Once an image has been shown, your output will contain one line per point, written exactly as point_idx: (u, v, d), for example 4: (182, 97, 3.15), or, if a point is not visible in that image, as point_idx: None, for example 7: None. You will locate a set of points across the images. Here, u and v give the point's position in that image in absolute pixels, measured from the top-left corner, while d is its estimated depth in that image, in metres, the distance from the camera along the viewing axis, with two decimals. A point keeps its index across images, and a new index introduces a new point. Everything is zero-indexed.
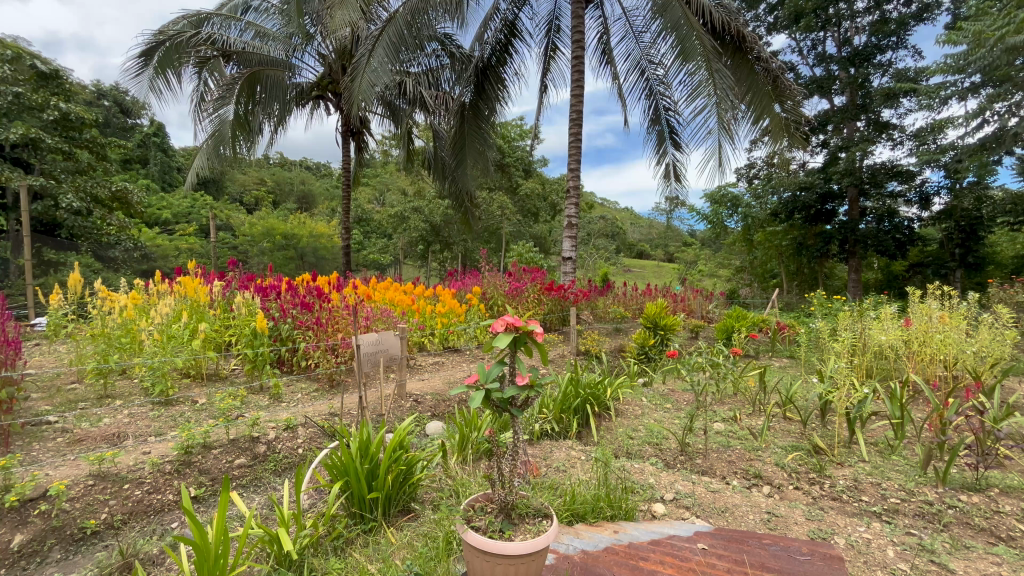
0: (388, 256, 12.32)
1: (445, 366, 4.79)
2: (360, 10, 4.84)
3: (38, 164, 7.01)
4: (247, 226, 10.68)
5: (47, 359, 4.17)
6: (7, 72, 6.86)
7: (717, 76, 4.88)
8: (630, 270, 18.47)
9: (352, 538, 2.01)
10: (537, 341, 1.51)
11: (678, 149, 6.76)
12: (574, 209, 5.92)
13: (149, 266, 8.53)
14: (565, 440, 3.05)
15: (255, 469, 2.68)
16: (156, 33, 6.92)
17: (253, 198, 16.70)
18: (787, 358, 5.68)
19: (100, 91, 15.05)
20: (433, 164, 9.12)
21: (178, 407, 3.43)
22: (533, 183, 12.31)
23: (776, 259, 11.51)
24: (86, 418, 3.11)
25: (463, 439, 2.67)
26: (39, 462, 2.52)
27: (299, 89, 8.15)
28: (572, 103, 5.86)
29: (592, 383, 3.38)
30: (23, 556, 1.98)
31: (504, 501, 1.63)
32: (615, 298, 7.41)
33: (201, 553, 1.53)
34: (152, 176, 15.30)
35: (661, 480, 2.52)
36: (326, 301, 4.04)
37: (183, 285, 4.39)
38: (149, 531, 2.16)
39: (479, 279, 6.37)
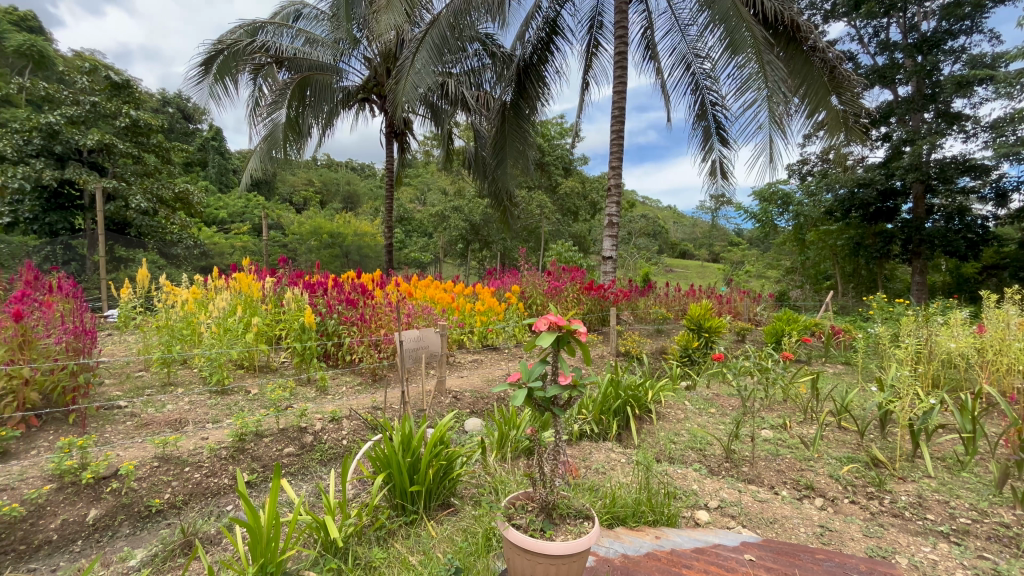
0: (428, 255, 12.53)
1: (484, 364, 4.85)
2: (405, 14, 4.94)
3: (111, 167, 7.56)
4: (296, 225, 11.14)
5: (118, 348, 4.52)
6: (84, 84, 7.47)
7: (769, 68, 4.67)
8: (672, 270, 18.03)
9: (394, 529, 2.05)
10: (581, 340, 1.49)
11: (725, 145, 6.55)
12: (615, 208, 5.82)
13: (208, 263, 9.04)
14: (605, 442, 3.01)
15: (303, 459, 2.80)
16: (215, 43, 7.28)
17: (303, 198, 17.45)
18: (843, 364, 5.39)
19: (165, 99, 16.15)
20: (473, 163, 9.21)
21: (232, 396, 3.62)
22: (573, 181, 12.22)
23: (830, 260, 10.94)
24: (152, 404, 3.35)
25: (502, 438, 2.68)
26: (111, 443, 2.72)
27: (346, 92, 8.41)
28: (614, 100, 5.77)
29: (633, 385, 3.32)
30: (97, 530, 2.15)
31: (545, 500, 1.63)
32: (657, 299, 7.28)
33: (254, 536, 1.62)
34: (210, 178, 16.23)
35: (705, 487, 2.44)
36: (370, 297, 4.15)
37: (238, 280, 4.62)
38: (207, 513, 2.32)
39: (518, 278, 6.39)
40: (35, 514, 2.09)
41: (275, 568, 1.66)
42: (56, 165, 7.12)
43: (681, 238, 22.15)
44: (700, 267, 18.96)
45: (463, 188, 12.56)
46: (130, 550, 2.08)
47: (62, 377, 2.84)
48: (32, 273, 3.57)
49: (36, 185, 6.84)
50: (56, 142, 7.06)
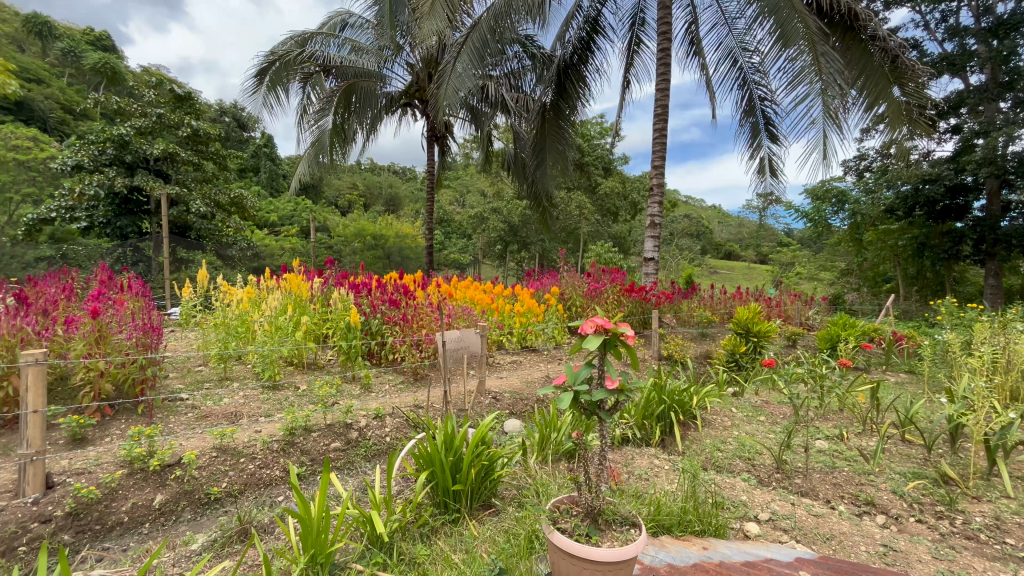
0: (467, 256, 12.65)
1: (523, 365, 4.85)
2: (448, 19, 5.01)
3: (175, 174, 8.07)
4: (341, 227, 11.52)
5: (180, 344, 4.81)
6: (151, 97, 8.03)
7: (824, 61, 4.44)
8: (716, 271, 17.47)
9: (437, 527, 2.08)
10: (628, 343, 1.46)
11: (774, 142, 6.28)
12: (658, 208, 5.68)
13: (260, 263, 9.49)
14: (647, 448, 2.94)
15: (349, 454, 2.90)
16: (268, 54, 7.64)
17: (347, 202, 18.06)
18: (906, 373, 5.05)
19: (222, 109, 17.13)
20: (513, 165, 9.24)
21: (283, 392, 3.79)
22: (613, 181, 12.07)
23: (890, 261, 10.29)
24: (210, 397, 3.55)
25: (543, 440, 2.66)
26: (175, 433, 2.90)
27: (389, 97, 8.64)
28: (657, 97, 5.64)
29: (677, 390, 3.23)
30: (163, 513, 2.29)
31: (591, 506, 1.61)
32: (701, 301, 7.07)
33: (305, 526, 1.68)
34: (261, 183, 17.05)
35: (755, 498, 2.35)
36: (412, 298, 4.24)
37: (289, 281, 4.83)
38: (260, 503, 2.43)
39: (557, 279, 6.39)
40: (109, 497, 2.24)
41: (324, 559, 1.72)
42: (126, 172, 7.67)
43: (726, 239, 21.47)
44: (746, 269, 18.30)
45: (502, 189, 12.66)
46: (192, 534, 2.22)
47: (132, 370, 3.04)
48: (105, 273, 3.84)
49: (109, 192, 7.38)
50: (126, 151, 7.60)
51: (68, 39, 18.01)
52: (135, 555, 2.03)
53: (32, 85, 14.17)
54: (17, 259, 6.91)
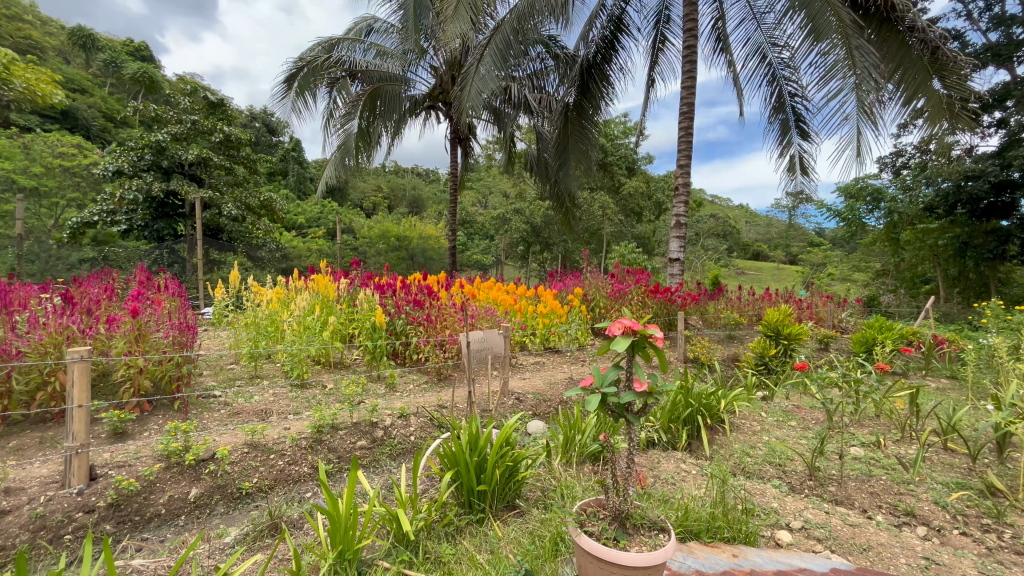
0: (490, 257, 12.69)
1: (546, 366, 4.83)
2: (471, 22, 5.04)
3: (208, 178, 8.35)
4: (367, 229, 11.71)
5: (213, 342, 4.97)
6: (187, 104, 8.34)
7: (858, 54, 4.28)
8: (744, 272, 17.10)
9: (462, 526, 2.09)
10: (656, 345, 1.43)
11: (805, 139, 6.11)
12: (683, 207, 5.58)
13: (288, 264, 9.72)
14: (674, 452, 2.89)
15: (374, 453, 2.93)
16: (297, 60, 7.83)
17: (372, 204, 18.37)
18: (948, 379, 4.83)
19: (252, 115, 17.67)
20: (535, 166, 9.22)
21: (311, 390, 3.88)
22: (638, 181, 11.93)
23: (930, 262, 9.87)
24: (242, 395, 3.65)
25: (567, 442, 2.65)
26: (209, 429, 2.99)
27: (413, 100, 8.75)
28: (683, 95, 5.56)
29: (705, 394, 3.18)
30: (197, 507, 2.37)
31: (618, 509, 1.59)
32: (728, 303, 6.93)
33: (334, 522, 1.71)
34: (289, 186, 17.50)
35: (786, 505, 2.28)
36: (436, 298, 4.28)
37: (316, 282, 4.93)
38: (290, 498, 2.48)
39: (580, 279, 6.35)
40: (148, 489, 2.33)
41: (352, 556, 1.75)
42: (163, 177, 7.96)
43: (755, 239, 21.01)
44: (775, 269, 17.85)
45: (524, 190, 12.67)
46: (226, 527, 2.29)
47: (169, 368, 3.16)
48: (143, 274, 4.00)
49: (147, 196, 7.68)
50: (163, 156, 7.90)
51: (109, 50, 18.85)
52: (172, 546, 2.10)
53: (76, 94, 14.89)
54: (60, 260, 6.93)
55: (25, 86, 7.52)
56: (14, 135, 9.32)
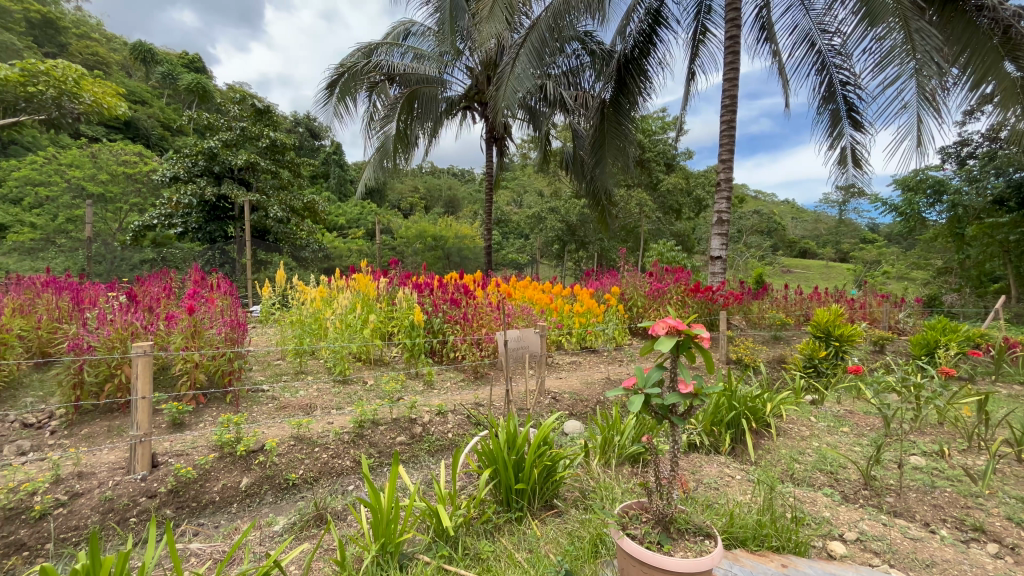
0: (525, 256, 12.68)
1: (583, 366, 4.79)
2: (507, 21, 5.04)
3: (256, 182, 8.73)
4: (404, 229, 11.96)
5: (261, 339, 5.20)
6: (236, 112, 8.77)
7: (919, 37, 4.01)
8: (790, 270, 16.43)
9: (500, 524, 2.09)
10: (702, 346, 1.39)
11: (858, 129, 5.79)
12: (725, 203, 5.40)
13: (330, 264, 10.05)
14: (716, 456, 2.80)
15: (413, 448, 2.99)
16: (338, 66, 8.07)
17: (410, 204, 18.77)
18: (1021, 385, 4.47)
19: (296, 121, 18.40)
20: (571, 164, 9.14)
21: (352, 386, 3.99)
22: (676, 177, 11.65)
23: (999, 258, 9.14)
24: (288, 389, 3.80)
25: (605, 443, 2.61)
26: (258, 421, 3.13)
27: (449, 101, 8.86)
28: (725, 88, 5.37)
29: (749, 397, 3.07)
30: (248, 495, 2.49)
31: (662, 513, 1.57)
32: (773, 302, 6.69)
33: (377, 514, 1.76)
34: (331, 189, 18.10)
35: (839, 516, 2.17)
36: (472, 297, 4.32)
37: (357, 281, 5.06)
38: (333, 490, 2.58)
39: (617, 278, 6.25)
40: (203, 477, 2.46)
41: (394, 549, 1.80)
42: (215, 182, 8.39)
43: (801, 236, 20.19)
44: (824, 267, 17.07)
45: (559, 189, 12.60)
46: (275, 515, 2.39)
47: (222, 362, 3.33)
48: (197, 273, 4.21)
49: (200, 200, 8.12)
50: (215, 162, 8.33)
51: (167, 62, 19.96)
52: (226, 532, 2.22)
53: (137, 105, 15.90)
54: (124, 261, 7.38)
55: (94, 100, 8.10)
56: (85, 145, 10.07)
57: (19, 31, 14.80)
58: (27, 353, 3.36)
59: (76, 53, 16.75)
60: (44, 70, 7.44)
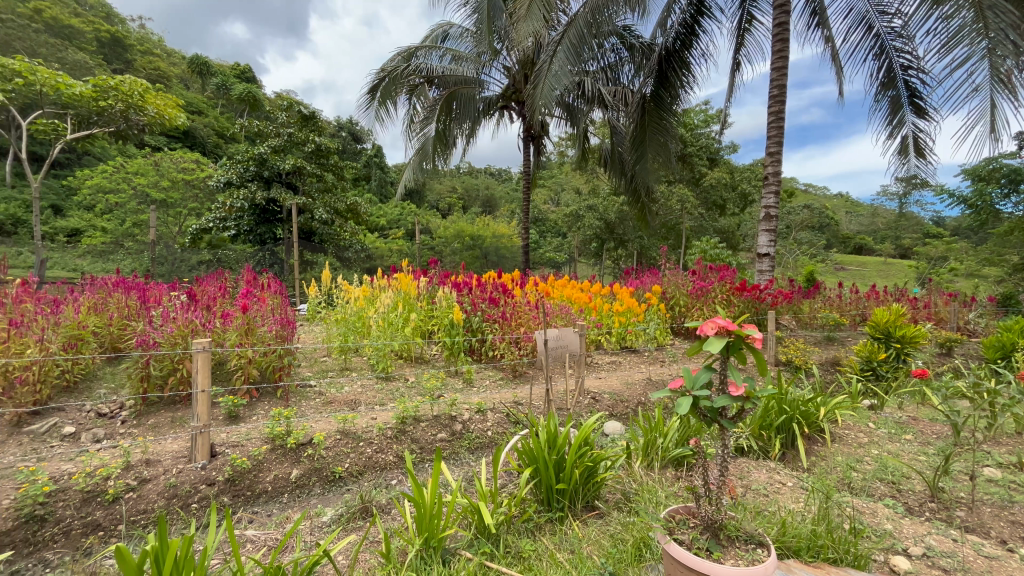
0: (563, 254, 12.60)
1: (623, 366, 4.72)
2: (545, 19, 5.02)
3: (302, 186, 9.09)
4: (443, 229, 12.15)
5: (309, 336, 5.42)
6: (284, 119, 9.16)
7: (992, 14, 3.71)
8: (843, 268, 15.60)
9: (541, 524, 2.09)
10: (755, 347, 1.33)
11: (921, 116, 5.41)
12: (773, 198, 5.17)
13: (372, 264, 10.32)
14: (766, 461, 2.68)
15: (454, 445, 3.04)
16: (380, 71, 8.28)
17: (448, 205, 19.05)
18: None
19: (339, 126, 19.05)
20: (609, 160, 9.01)
21: (395, 382, 4.09)
22: (720, 172, 11.27)
23: None
24: (334, 385, 3.94)
25: (648, 445, 2.56)
26: (307, 416, 3.26)
27: (487, 101, 8.92)
28: (773, 78, 5.15)
29: (802, 400, 2.94)
30: (298, 487, 2.60)
31: (710, 519, 1.52)
32: (826, 301, 6.36)
33: (420, 509, 1.81)
34: (373, 191, 18.63)
35: (903, 529, 2.03)
36: (510, 296, 4.34)
37: (398, 280, 5.16)
38: (378, 484, 2.66)
39: (658, 276, 6.10)
40: (256, 468, 2.58)
41: (436, 544, 1.83)
42: (265, 186, 8.80)
43: (856, 231, 19.18)
44: (883, 264, 16.10)
45: (598, 186, 12.44)
46: (322, 506, 2.49)
47: (273, 359, 3.50)
48: (249, 273, 4.42)
49: (252, 204, 8.54)
50: (264, 167, 8.74)
51: (221, 74, 21.10)
52: (278, 521, 2.33)
53: (194, 116, 16.90)
54: (184, 262, 7.86)
55: (156, 111, 8.67)
56: (148, 154, 10.77)
57: (90, 50, 16.04)
58: (100, 348, 3.63)
59: (140, 69, 17.97)
60: (113, 85, 8.02)
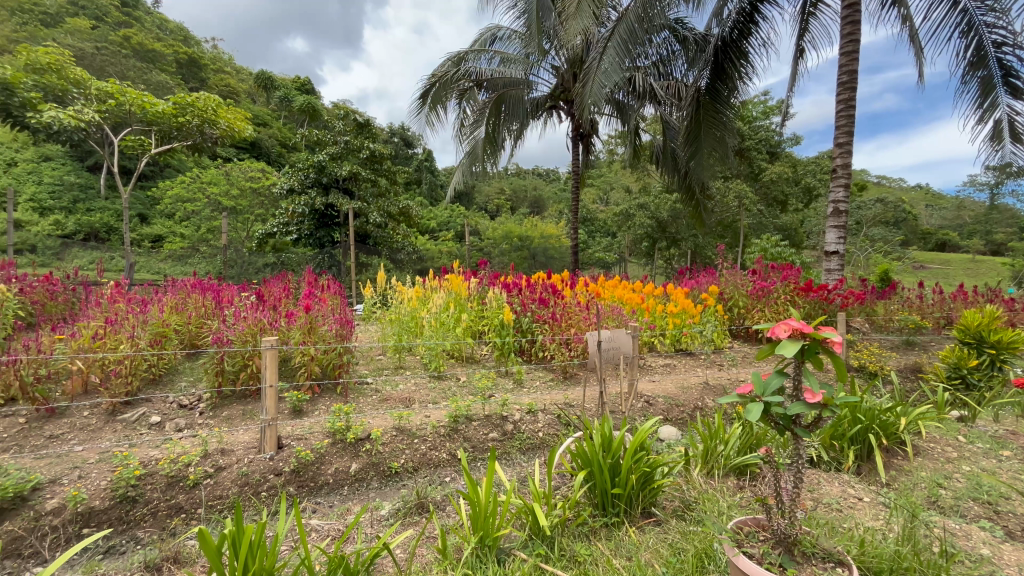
0: (612, 254, 12.36)
1: (677, 369, 4.57)
2: (594, 15, 4.94)
3: (358, 190, 9.47)
4: (491, 230, 12.26)
5: (365, 335, 5.64)
6: (341, 127, 9.60)
7: None
8: (923, 267, 14.36)
9: (596, 528, 2.05)
10: (833, 351, 1.25)
11: (1018, 97, 4.88)
12: (842, 191, 4.83)
13: (423, 266, 10.57)
14: (839, 474, 2.50)
15: (506, 445, 3.07)
16: (431, 77, 8.47)
17: (496, 206, 19.25)
18: None
19: (391, 132, 19.73)
20: (661, 157, 8.77)
21: (447, 381, 4.16)
22: (781, 165, 10.68)
23: None
24: (389, 383, 4.06)
25: (708, 452, 2.46)
26: (365, 412, 3.38)
27: (535, 102, 8.94)
28: (842, 63, 4.82)
29: (879, 409, 2.72)
30: (357, 480, 2.70)
31: (784, 533, 1.46)
32: (904, 303, 5.86)
33: (475, 506, 1.83)
34: (423, 194, 19.14)
35: (1002, 555, 1.83)
36: (560, 297, 4.31)
37: (449, 281, 5.26)
38: (433, 481, 2.72)
39: (715, 276, 5.85)
40: (319, 460, 2.70)
41: (492, 543, 1.84)
42: (323, 192, 9.24)
43: (936, 227, 17.63)
44: (969, 262, 14.68)
45: (648, 184, 12.14)
46: (381, 500, 2.59)
47: (333, 356, 3.65)
48: (311, 275, 4.64)
49: (311, 209, 8.98)
50: (323, 174, 9.18)
51: (284, 88, 22.42)
52: (341, 512, 2.44)
53: (260, 128, 18.06)
54: (252, 265, 8.40)
55: (227, 125, 9.32)
56: (220, 164, 11.61)
57: (170, 71, 17.52)
58: (181, 345, 3.93)
59: (213, 86, 19.44)
60: (190, 102, 8.68)
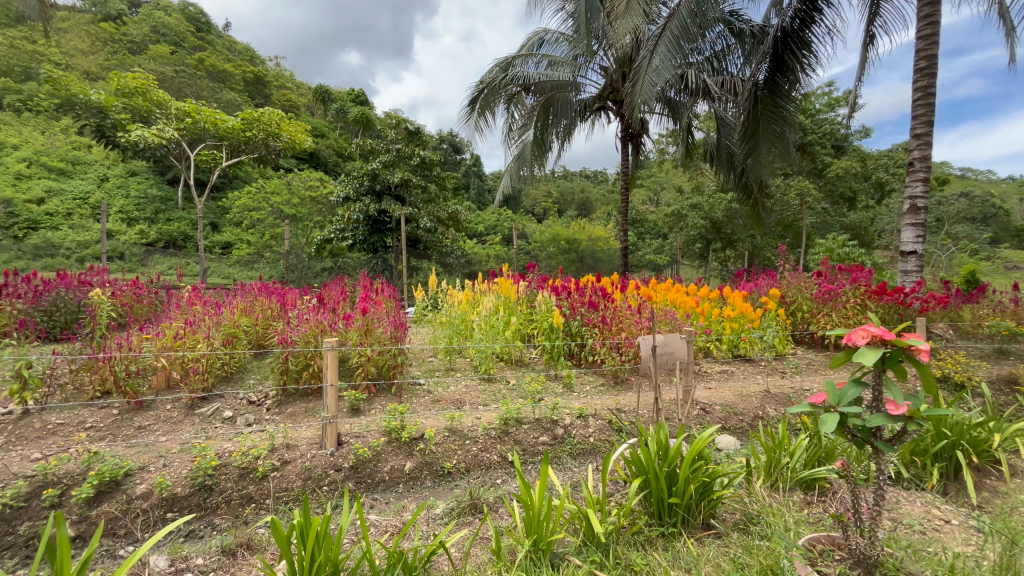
0: (664, 256, 12.03)
1: (735, 376, 4.38)
2: (644, 13, 4.85)
3: (410, 196, 9.77)
4: (538, 234, 12.26)
5: (417, 337, 5.79)
6: (393, 136, 9.94)
7: None
8: (1017, 267, 12.98)
9: (652, 538, 1.99)
10: (918, 359, 1.16)
11: None
12: (920, 186, 4.47)
13: (472, 269, 10.72)
14: (922, 493, 2.30)
15: (557, 449, 3.06)
16: (479, 83, 8.58)
17: (544, 209, 19.25)
18: None
19: (441, 139, 20.19)
20: (716, 154, 8.44)
21: (497, 384, 4.19)
22: (848, 159, 10.03)
23: None
24: (442, 384, 4.15)
25: (771, 464, 2.35)
26: (418, 412, 3.47)
27: (583, 103, 8.87)
28: (918, 48, 4.47)
29: (969, 424, 2.49)
30: (411, 478, 2.77)
31: (863, 554, 1.37)
32: (996, 308, 5.33)
33: (529, 509, 1.85)
34: (471, 199, 19.43)
35: None
36: (610, 301, 4.26)
37: (499, 285, 5.31)
38: (485, 483, 2.75)
39: (775, 279, 5.58)
40: (376, 458, 2.80)
41: (546, 546, 1.84)
42: (376, 198, 9.59)
43: None
44: None
45: (701, 183, 11.73)
46: (434, 499, 2.65)
47: (388, 358, 3.79)
48: (366, 279, 4.84)
49: (366, 216, 9.35)
50: (377, 181, 9.53)
51: (340, 100, 23.52)
52: (397, 509, 2.52)
53: (318, 140, 19.01)
54: (311, 269, 8.85)
55: (289, 137, 9.88)
56: (283, 174, 12.33)
57: (239, 90, 18.80)
58: (250, 345, 4.21)
59: (277, 102, 20.70)
60: (256, 117, 9.28)
